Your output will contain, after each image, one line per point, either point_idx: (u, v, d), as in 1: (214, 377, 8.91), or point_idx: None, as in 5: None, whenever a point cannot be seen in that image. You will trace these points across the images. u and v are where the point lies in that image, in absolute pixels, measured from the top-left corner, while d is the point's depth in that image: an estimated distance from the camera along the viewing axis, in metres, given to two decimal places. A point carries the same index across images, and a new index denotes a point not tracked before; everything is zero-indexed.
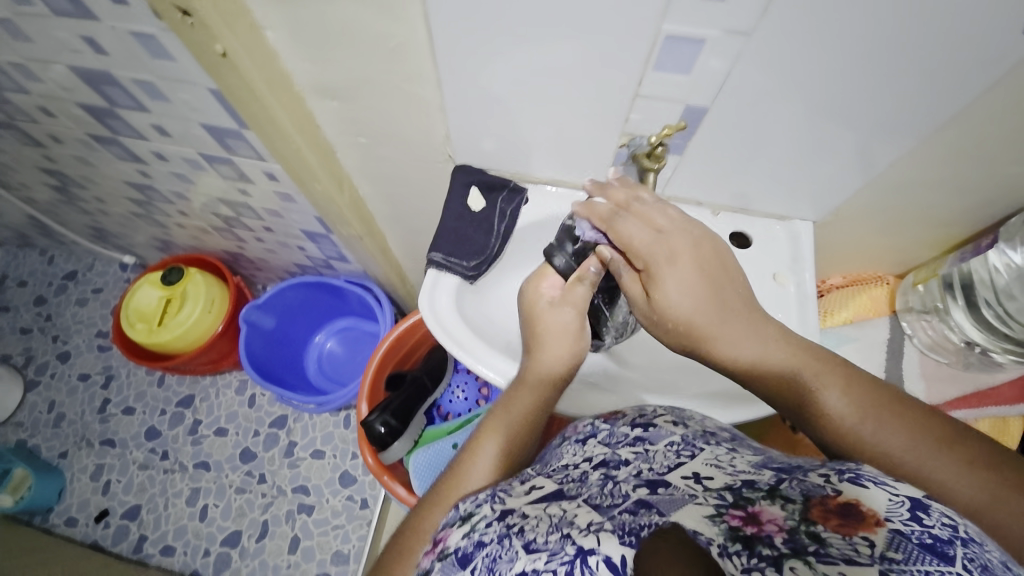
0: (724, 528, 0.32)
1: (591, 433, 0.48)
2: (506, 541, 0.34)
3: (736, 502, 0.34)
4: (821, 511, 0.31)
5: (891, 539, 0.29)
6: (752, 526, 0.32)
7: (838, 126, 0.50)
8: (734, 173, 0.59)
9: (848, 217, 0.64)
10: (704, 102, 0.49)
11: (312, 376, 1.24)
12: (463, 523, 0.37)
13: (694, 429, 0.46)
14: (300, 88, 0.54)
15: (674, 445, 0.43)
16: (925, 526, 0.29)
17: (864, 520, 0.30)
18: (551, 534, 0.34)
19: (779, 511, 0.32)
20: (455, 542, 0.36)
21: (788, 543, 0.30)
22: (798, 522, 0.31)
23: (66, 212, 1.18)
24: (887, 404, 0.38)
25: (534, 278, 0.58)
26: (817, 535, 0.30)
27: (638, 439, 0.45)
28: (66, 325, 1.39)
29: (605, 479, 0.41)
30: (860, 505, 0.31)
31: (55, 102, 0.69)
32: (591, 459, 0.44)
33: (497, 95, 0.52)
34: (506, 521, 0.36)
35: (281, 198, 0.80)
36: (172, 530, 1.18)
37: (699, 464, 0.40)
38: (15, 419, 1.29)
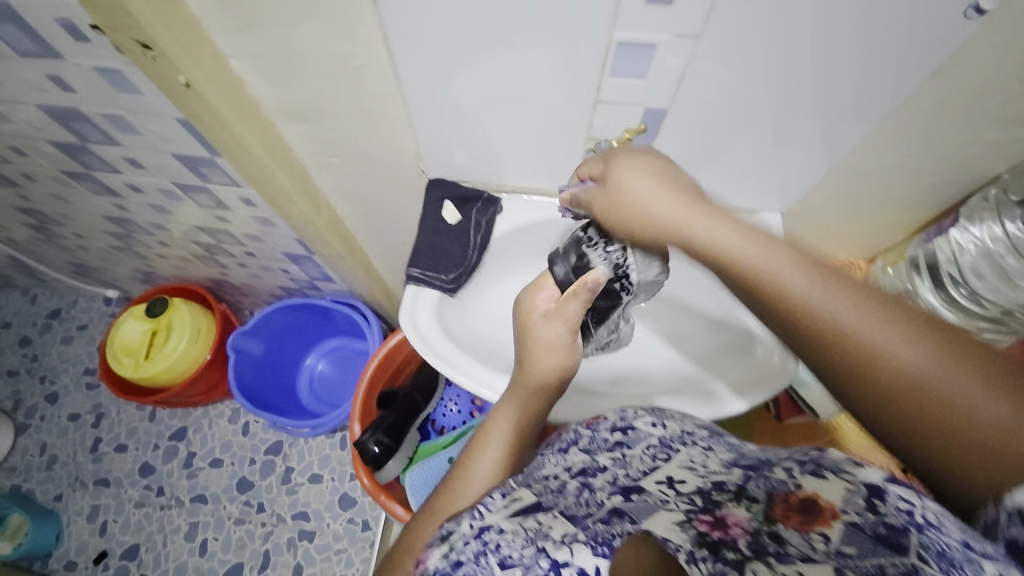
0: (693, 533, 0.31)
1: (571, 441, 0.48)
2: (482, 559, 0.34)
3: (705, 506, 0.34)
4: (783, 510, 0.31)
5: (845, 533, 0.29)
6: (718, 531, 0.31)
7: (796, 117, 0.52)
8: (703, 171, 0.60)
9: (816, 204, 0.65)
10: (663, 102, 0.50)
11: (304, 400, 1.23)
12: (441, 543, 0.37)
13: (671, 429, 0.47)
14: (268, 112, 0.55)
15: (652, 448, 0.43)
16: (880, 514, 0.28)
17: (822, 515, 0.30)
18: (525, 548, 0.34)
19: (744, 513, 0.32)
20: (434, 563, 0.36)
21: (751, 547, 0.30)
22: (760, 523, 0.31)
23: (47, 250, 1.17)
24: (931, 353, 0.31)
25: (531, 289, 0.56)
26: (778, 535, 0.30)
27: (617, 444, 0.45)
28: (53, 364, 1.38)
29: (582, 488, 0.40)
30: (818, 498, 0.31)
31: (26, 140, 0.69)
32: (570, 468, 0.43)
33: (462, 108, 0.52)
34: (483, 538, 0.35)
35: (261, 223, 0.80)
36: (172, 567, 1.15)
37: (672, 467, 0.40)
38: (7, 465, 1.26)
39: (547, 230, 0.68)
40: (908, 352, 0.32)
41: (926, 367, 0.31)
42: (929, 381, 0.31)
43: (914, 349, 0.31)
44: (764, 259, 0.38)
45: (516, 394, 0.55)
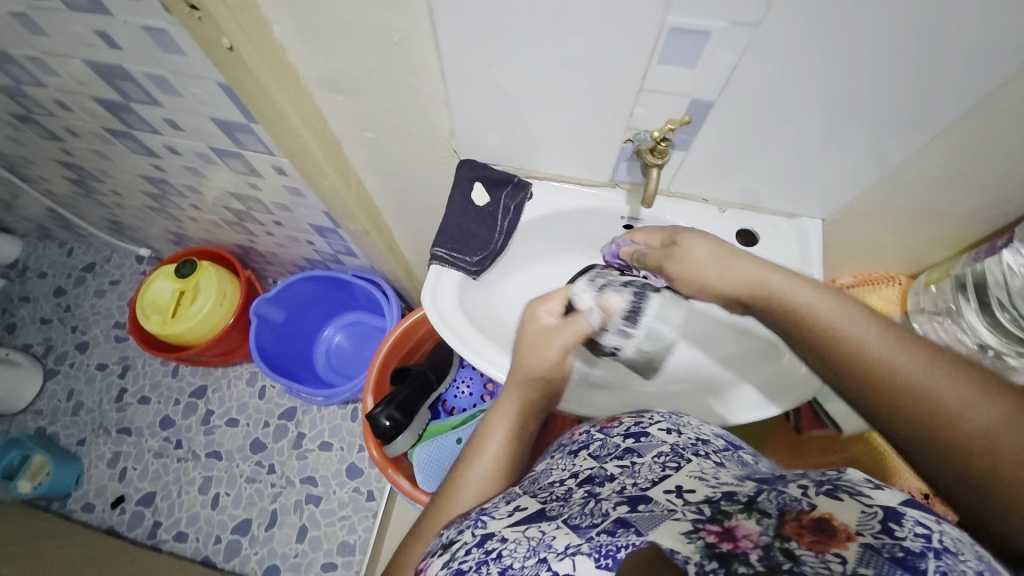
0: (701, 545, 0.33)
1: (584, 443, 0.49)
2: (483, 567, 0.36)
3: (712, 517, 0.35)
4: (795, 528, 0.33)
5: (863, 554, 0.30)
6: (728, 543, 0.33)
7: (849, 122, 0.49)
8: (742, 169, 0.58)
9: (859, 214, 0.62)
10: (710, 95, 0.48)
11: (320, 370, 1.26)
12: (443, 552, 0.39)
13: (686, 437, 0.47)
14: (307, 83, 0.55)
15: (662, 456, 0.44)
16: (897, 538, 0.31)
17: (836, 536, 0.32)
18: (528, 558, 0.35)
19: (754, 526, 0.34)
20: (435, 573, 0.38)
21: (764, 561, 0.31)
22: (772, 538, 0.33)
23: (85, 206, 1.21)
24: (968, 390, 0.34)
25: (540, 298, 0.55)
26: (791, 552, 0.31)
27: (627, 451, 0.46)
28: (85, 315, 1.43)
29: (588, 496, 0.41)
30: (833, 519, 0.33)
31: (71, 96, 0.71)
32: (577, 475, 0.45)
33: (502, 86, 0.51)
34: (484, 547, 0.38)
35: (290, 192, 0.81)
36: (184, 516, 1.20)
37: (683, 477, 0.41)
38: (34, 407, 1.33)
39: (573, 219, 0.67)
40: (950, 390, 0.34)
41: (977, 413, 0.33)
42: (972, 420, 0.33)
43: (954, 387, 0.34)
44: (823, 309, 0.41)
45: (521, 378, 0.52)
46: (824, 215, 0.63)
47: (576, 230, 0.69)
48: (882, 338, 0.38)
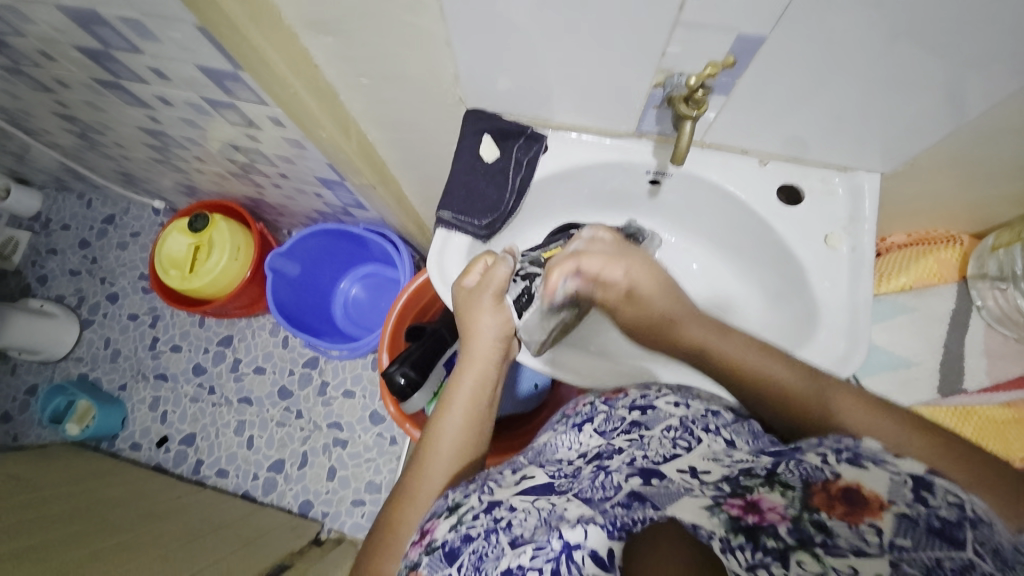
0: (724, 518, 0.32)
1: (589, 416, 0.48)
2: (491, 537, 0.35)
3: (733, 492, 0.34)
4: (824, 499, 0.32)
5: (898, 524, 0.30)
6: (752, 515, 0.31)
7: (932, 55, 0.41)
8: (787, 116, 0.51)
9: (925, 168, 0.54)
10: (760, 30, 0.40)
11: (339, 322, 1.27)
12: (450, 515, 0.39)
13: (694, 410, 0.45)
14: (291, 22, 0.49)
15: (672, 430, 0.42)
16: (931, 508, 0.31)
17: (869, 506, 0.31)
18: (538, 528, 0.35)
19: (778, 499, 0.32)
20: (442, 535, 0.37)
21: (794, 535, 0.30)
22: (799, 510, 0.31)
23: (93, 158, 1.18)
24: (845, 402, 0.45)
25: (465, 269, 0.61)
26: (823, 525, 0.31)
27: (635, 424, 0.44)
28: (111, 268, 1.46)
29: (598, 470, 0.40)
30: (862, 488, 0.32)
31: (51, 44, 0.65)
32: (585, 453, 0.43)
33: (514, 19, 0.44)
34: (493, 514, 0.37)
35: (291, 144, 0.76)
36: (224, 455, 1.28)
37: (695, 458, 0.39)
38: (75, 354, 1.39)
39: (594, 173, 0.62)
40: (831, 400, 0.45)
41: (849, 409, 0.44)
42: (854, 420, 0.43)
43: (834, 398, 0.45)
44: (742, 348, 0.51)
45: (482, 361, 0.57)
46: (883, 168, 0.55)
47: (596, 184, 0.64)
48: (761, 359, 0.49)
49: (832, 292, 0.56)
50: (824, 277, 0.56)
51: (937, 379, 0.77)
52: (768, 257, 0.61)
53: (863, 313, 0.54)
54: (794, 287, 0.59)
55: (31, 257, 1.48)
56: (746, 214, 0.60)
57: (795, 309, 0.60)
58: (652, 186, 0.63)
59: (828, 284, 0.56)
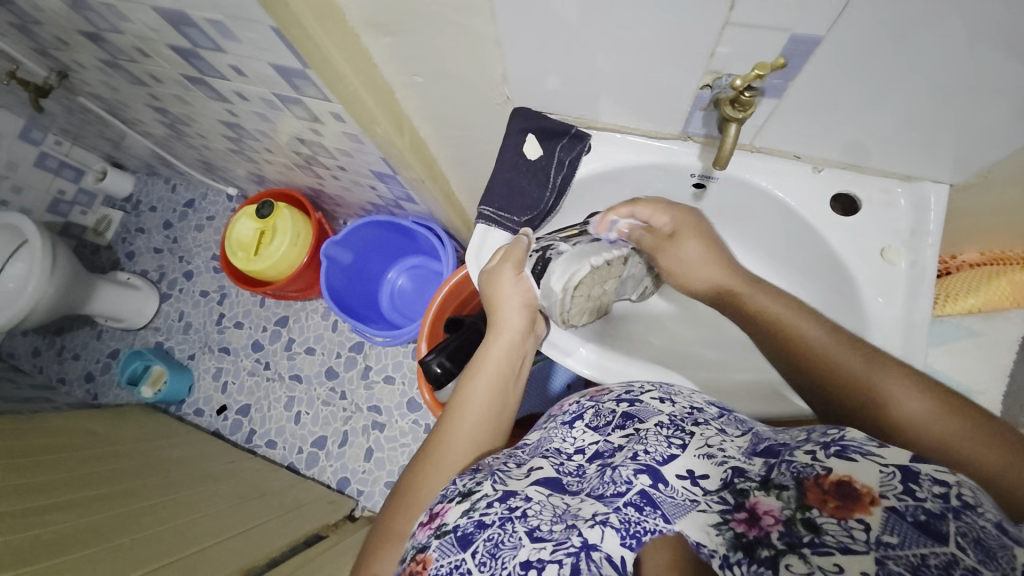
0: (729, 536, 0.35)
1: (578, 413, 0.49)
2: (507, 525, 0.36)
3: (737, 504, 0.36)
4: (818, 495, 0.33)
5: (887, 520, 0.31)
6: (754, 529, 0.34)
7: (1014, 55, 0.37)
8: (845, 123, 0.48)
9: (1001, 182, 0.50)
10: (815, 31, 0.39)
11: (385, 310, 1.34)
12: (462, 501, 0.40)
13: (680, 407, 0.47)
14: (354, 23, 0.52)
15: (663, 426, 0.43)
16: (918, 500, 0.31)
17: (860, 501, 0.32)
18: (556, 523, 0.36)
19: (774, 502, 0.34)
20: (454, 520, 0.38)
21: (784, 539, 0.32)
22: (794, 511, 0.33)
23: (179, 147, 1.31)
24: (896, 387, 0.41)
25: (495, 253, 0.63)
26: (814, 524, 0.32)
27: (629, 422, 0.45)
28: (189, 247, 1.60)
29: (603, 467, 0.42)
30: (854, 482, 0.32)
31: (150, 44, 0.74)
32: (584, 450, 0.45)
33: (561, 18, 0.45)
34: (508, 504, 0.38)
35: (350, 139, 0.80)
36: (273, 428, 1.38)
37: (691, 458, 0.40)
38: (154, 324, 1.55)
39: (637, 175, 0.62)
40: (878, 380, 0.42)
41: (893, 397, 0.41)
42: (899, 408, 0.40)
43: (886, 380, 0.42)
44: (804, 325, 0.48)
45: (508, 337, 0.58)
46: (952, 180, 0.51)
47: (638, 186, 0.64)
48: (814, 331, 0.47)
49: (886, 310, 0.53)
50: (878, 292, 0.53)
51: (1001, 413, 0.70)
52: (818, 270, 0.59)
53: (919, 334, 0.51)
54: (844, 301, 0.56)
55: (123, 235, 1.65)
56: (795, 221, 0.57)
57: (846, 326, 0.56)
58: (697, 190, 0.62)
59: (881, 300, 0.53)
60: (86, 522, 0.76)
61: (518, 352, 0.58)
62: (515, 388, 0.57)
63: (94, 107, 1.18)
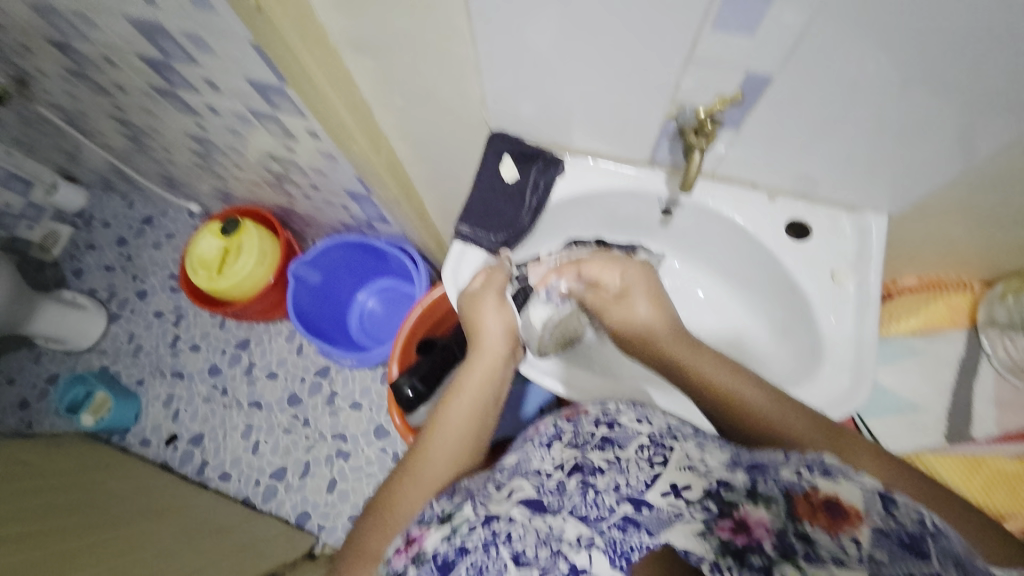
0: (716, 543, 0.34)
1: (555, 435, 0.49)
2: (491, 551, 0.36)
3: (721, 510, 0.36)
4: (807, 509, 0.34)
5: (874, 537, 0.32)
6: (741, 536, 0.34)
7: (940, 99, 0.42)
8: (799, 154, 0.52)
9: (934, 210, 0.55)
10: (769, 68, 0.43)
11: (353, 333, 1.30)
12: (441, 526, 0.39)
13: (657, 426, 0.47)
14: (334, 40, 0.53)
15: (645, 451, 0.43)
16: (900, 523, 0.33)
17: (847, 518, 0.33)
18: (540, 548, 0.36)
19: (764, 513, 0.35)
20: (433, 547, 0.38)
21: (777, 548, 0.33)
22: (785, 524, 0.34)
23: (141, 161, 1.26)
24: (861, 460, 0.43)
25: (477, 276, 0.63)
26: (806, 536, 0.33)
27: (608, 443, 0.45)
28: (144, 266, 1.53)
29: (585, 488, 0.40)
30: (841, 501, 0.34)
31: (120, 54, 0.72)
32: (563, 465, 0.44)
33: (536, 49, 0.47)
34: (491, 526, 0.37)
35: (325, 157, 0.80)
36: (228, 459, 1.30)
37: (673, 473, 0.40)
38: (100, 347, 1.45)
39: (606, 199, 0.65)
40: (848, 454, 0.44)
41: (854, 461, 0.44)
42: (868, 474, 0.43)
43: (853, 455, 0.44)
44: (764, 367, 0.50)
45: (491, 355, 0.58)
46: (892, 209, 0.56)
47: (608, 210, 0.67)
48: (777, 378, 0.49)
49: (839, 329, 0.56)
50: (832, 313, 0.56)
51: (949, 426, 0.75)
52: (775, 291, 0.62)
53: (869, 353, 0.54)
54: (800, 322, 0.59)
55: (70, 252, 1.56)
56: (757, 247, 0.61)
57: (804, 347, 0.59)
58: (664, 215, 0.65)
59: (836, 319, 0.56)
60: (9, 558, 0.69)
61: (499, 373, 0.58)
62: (499, 411, 0.56)
63: (52, 116, 1.13)
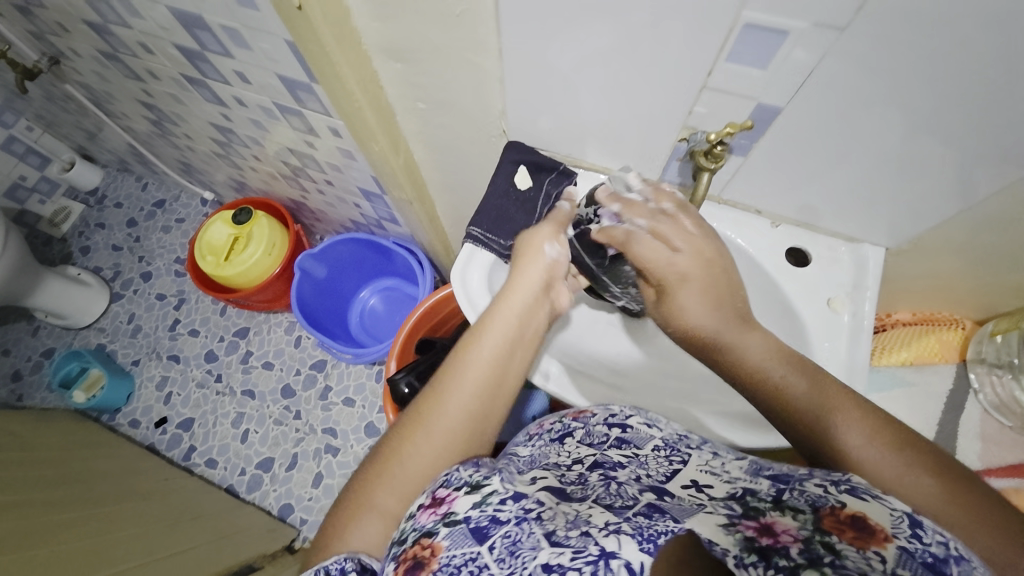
0: (740, 538, 0.33)
1: (567, 432, 0.51)
2: (524, 525, 0.36)
3: (746, 514, 0.36)
4: (835, 523, 0.33)
5: (899, 556, 0.31)
6: (767, 538, 0.33)
7: (937, 143, 0.44)
8: (801, 186, 0.55)
9: (928, 248, 0.57)
10: (778, 101, 0.45)
11: (352, 329, 1.31)
12: (471, 492, 0.39)
13: (668, 431, 0.50)
14: (368, 46, 0.56)
15: (661, 449, 0.47)
16: (925, 544, 0.32)
17: (875, 535, 0.32)
18: (571, 530, 0.36)
19: (791, 522, 0.34)
20: (464, 511, 0.38)
21: (804, 554, 0.32)
22: (811, 532, 0.33)
23: (160, 145, 1.29)
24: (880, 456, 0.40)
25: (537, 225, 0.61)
26: (833, 546, 0.32)
27: (625, 442, 0.48)
28: (151, 248, 1.55)
29: (606, 479, 0.43)
30: (868, 519, 0.33)
31: (156, 41, 0.75)
32: (581, 460, 0.47)
33: (559, 67, 0.50)
34: (522, 505, 0.38)
35: (344, 154, 0.82)
36: (216, 445, 1.30)
37: (694, 471, 0.43)
38: (99, 324, 1.46)
39: None
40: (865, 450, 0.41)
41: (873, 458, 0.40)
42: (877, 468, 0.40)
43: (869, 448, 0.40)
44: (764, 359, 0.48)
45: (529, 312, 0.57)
46: (888, 243, 0.58)
47: None
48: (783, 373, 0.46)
49: (831, 354, 0.57)
50: (824, 339, 0.58)
51: None
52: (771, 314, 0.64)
53: (859, 381, 0.55)
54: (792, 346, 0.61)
55: (80, 229, 1.58)
56: (755, 270, 0.62)
57: None
58: None
59: (827, 346, 0.57)
60: None
61: (499, 365, 0.53)
62: (495, 406, 0.52)
63: (79, 96, 1.16)
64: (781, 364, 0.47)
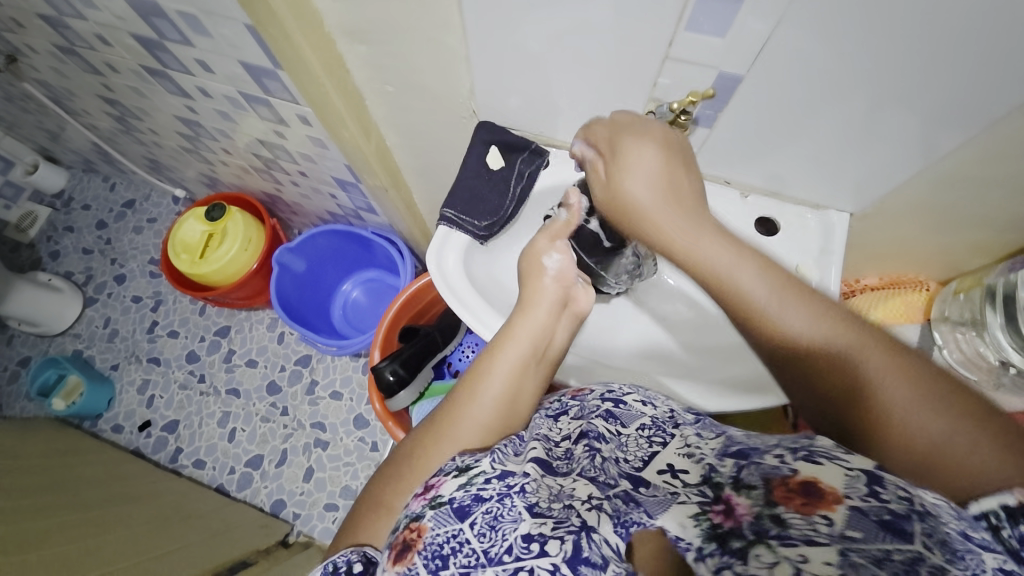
0: (705, 527, 0.36)
1: (563, 409, 0.51)
2: (507, 500, 0.37)
3: (715, 497, 0.37)
4: (783, 493, 0.34)
5: (848, 516, 0.31)
6: (729, 521, 0.35)
7: (894, 106, 0.46)
8: (769, 154, 0.56)
9: (890, 210, 0.59)
10: (739, 69, 0.46)
11: (336, 322, 1.31)
12: (458, 475, 0.40)
13: (659, 409, 0.49)
14: (331, 30, 0.55)
15: (645, 429, 0.47)
16: (882, 501, 0.31)
17: (824, 498, 0.32)
18: (553, 502, 0.39)
19: (745, 500, 0.35)
20: (449, 493, 0.39)
21: (754, 530, 0.34)
22: (762, 508, 0.34)
23: (125, 142, 1.25)
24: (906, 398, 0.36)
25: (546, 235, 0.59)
26: (779, 518, 0.33)
27: (613, 417, 0.48)
28: (123, 250, 1.50)
29: (591, 451, 0.45)
30: (819, 483, 0.33)
31: (112, 31, 0.72)
32: (570, 435, 0.47)
33: (525, 44, 0.49)
34: (506, 481, 0.39)
35: (315, 143, 0.81)
36: (203, 446, 1.28)
37: (672, 455, 0.43)
38: (73, 330, 1.42)
39: None
40: (890, 390, 0.36)
41: (903, 404, 0.36)
42: (904, 416, 0.36)
43: (894, 390, 0.36)
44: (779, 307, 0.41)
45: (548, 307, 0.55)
46: (853, 208, 0.60)
47: None
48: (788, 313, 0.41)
49: None
50: None
51: None
52: None
53: None
54: None
55: (47, 233, 1.53)
56: None
57: None
58: None
59: None
60: None
61: (513, 386, 0.50)
62: (518, 414, 0.50)
63: (35, 93, 1.11)
64: (785, 299, 0.41)
